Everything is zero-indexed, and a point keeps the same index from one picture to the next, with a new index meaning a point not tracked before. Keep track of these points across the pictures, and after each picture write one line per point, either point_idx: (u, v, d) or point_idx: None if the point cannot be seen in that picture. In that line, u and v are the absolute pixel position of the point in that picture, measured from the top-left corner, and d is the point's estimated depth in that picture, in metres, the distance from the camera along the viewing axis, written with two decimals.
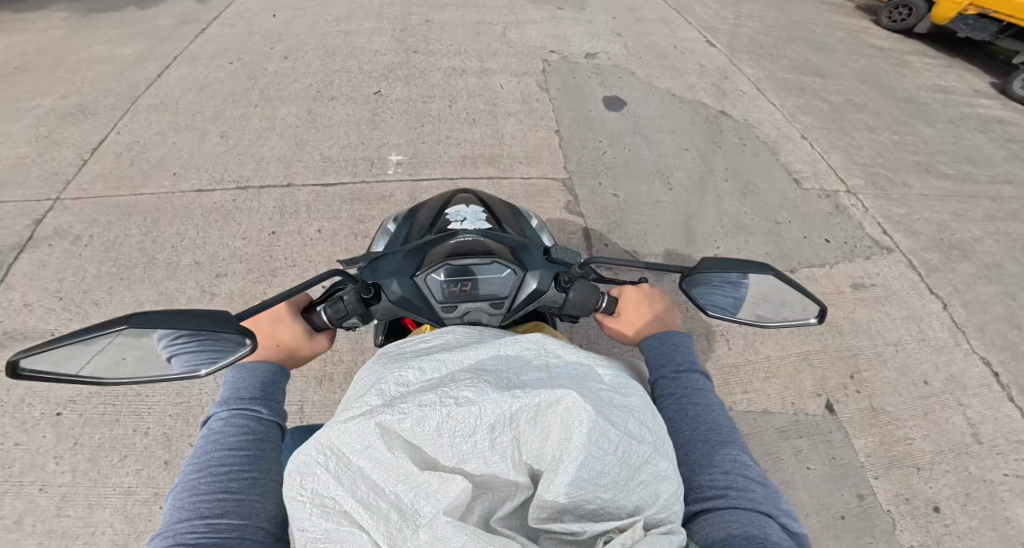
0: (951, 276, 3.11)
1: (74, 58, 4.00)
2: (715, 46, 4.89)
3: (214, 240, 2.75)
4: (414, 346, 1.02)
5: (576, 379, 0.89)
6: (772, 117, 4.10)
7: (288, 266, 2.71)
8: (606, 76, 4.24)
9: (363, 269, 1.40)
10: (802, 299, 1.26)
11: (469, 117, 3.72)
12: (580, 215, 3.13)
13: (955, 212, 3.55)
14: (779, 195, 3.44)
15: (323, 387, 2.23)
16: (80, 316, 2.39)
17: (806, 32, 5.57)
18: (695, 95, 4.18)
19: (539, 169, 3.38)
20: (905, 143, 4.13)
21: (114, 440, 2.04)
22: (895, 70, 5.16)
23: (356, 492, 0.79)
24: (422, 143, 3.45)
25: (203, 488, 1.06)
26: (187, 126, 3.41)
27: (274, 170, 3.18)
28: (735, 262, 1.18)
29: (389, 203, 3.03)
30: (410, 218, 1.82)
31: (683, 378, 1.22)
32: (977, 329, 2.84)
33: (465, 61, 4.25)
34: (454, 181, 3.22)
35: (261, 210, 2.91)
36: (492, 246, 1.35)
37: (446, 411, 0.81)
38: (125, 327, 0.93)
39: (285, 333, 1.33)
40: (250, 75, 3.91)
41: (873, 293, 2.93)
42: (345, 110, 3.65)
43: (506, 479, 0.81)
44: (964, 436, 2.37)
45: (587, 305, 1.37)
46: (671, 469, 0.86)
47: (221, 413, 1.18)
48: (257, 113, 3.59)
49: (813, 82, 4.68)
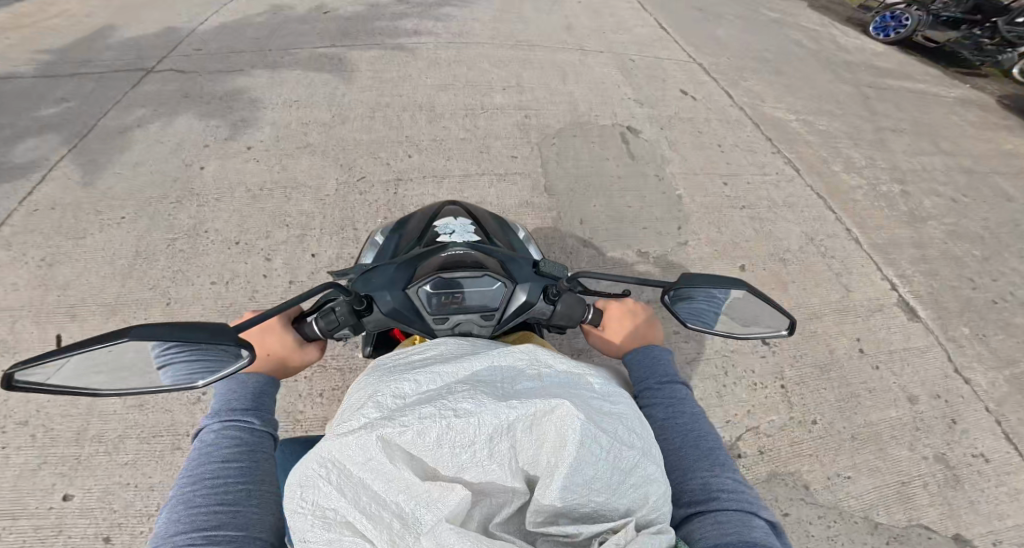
0: (947, 254, 3.08)
1: (40, 35, 3.80)
2: (702, 33, 4.88)
3: (189, 228, 2.61)
4: (408, 359, 1.05)
5: (568, 388, 0.93)
6: (763, 98, 4.07)
7: (268, 246, 2.56)
8: (595, 59, 4.18)
9: (355, 281, 1.42)
10: (773, 313, 1.33)
11: (463, 91, 3.62)
12: (573, 188, 3.05)
13: (949, 193, 3.54)
14: (774, 172, 3.42)
15: (312, 396, 2.22)
16: (50, 312, 2.26)
17: (791, 20, 5.58)
18: (691, 76, 4.15)
19: (532, 147, 3.28)
20: (893, 122, 4.12)
21: (92, 445, 1.95)
22: (880, 57, 5.19)
23: (359, 502, 0.81)
24: (416, 114, 3.34)
25: (199, 500, 1.06)
26: (161, 105, 3.25)
27: (253, 149, 3.03)
28: (712, 278, 1.25)
29: (386, 173, 2.98)
30: (399, 230, 1.85)
31: (667, 389, 1.27)
32: (971, 306, 2.81)
33: (452, 40, 4.14)
34: (443, 161, 3.10)
35: (239, 197, 2.77)
36: (482, 260, 1.39)
37: (446, 422, 0.84)
38: (127, 339, 0.94)
39: (275, 343, 1.33)
40: (227, 51, 3.74)
41: (871, 274, 2.89)
42: (341, 86, 3.58)
43: (504, 485, 0.85)
44: (966, 420, 2.31)
45: (575, 317, 1.42)
46: (658, 471, 0.91)
47: (213, 425, 1.18)
48: (234, 87, 3.42)
49: (802, 69, 4.69)
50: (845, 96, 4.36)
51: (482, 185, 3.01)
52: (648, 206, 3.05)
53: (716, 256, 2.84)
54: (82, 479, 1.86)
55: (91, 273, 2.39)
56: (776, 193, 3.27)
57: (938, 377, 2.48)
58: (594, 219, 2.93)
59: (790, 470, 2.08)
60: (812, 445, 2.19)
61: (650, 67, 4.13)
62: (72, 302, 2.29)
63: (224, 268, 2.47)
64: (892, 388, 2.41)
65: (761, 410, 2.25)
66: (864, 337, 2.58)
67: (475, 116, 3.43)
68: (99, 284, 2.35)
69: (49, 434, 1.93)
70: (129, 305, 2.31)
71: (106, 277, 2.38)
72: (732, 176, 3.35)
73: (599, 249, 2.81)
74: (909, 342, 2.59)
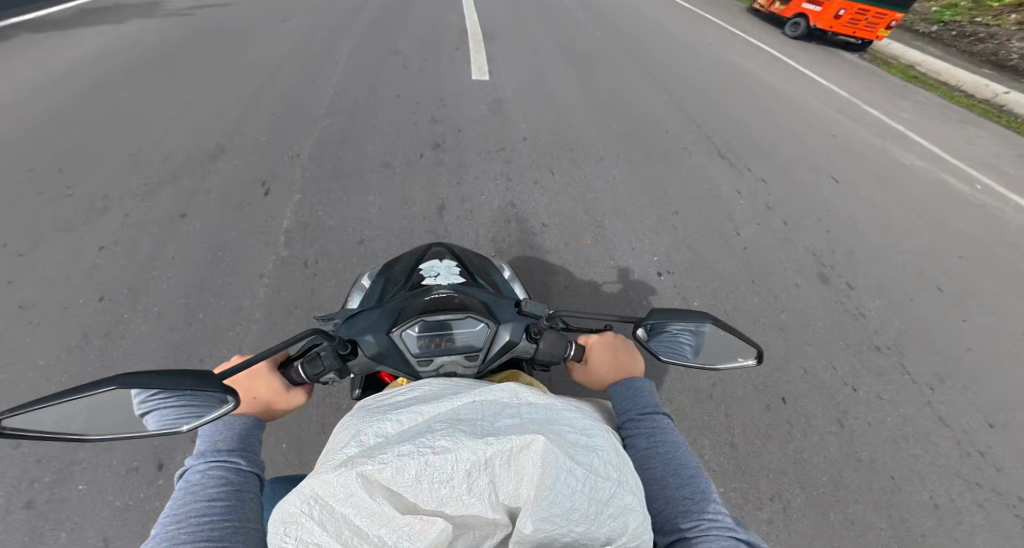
0: (906, 300, 3.35)
1: (80, 93, 4.28)
2: (688, 97, 5.53)
3: (201, 286, 2.87)
4: (391, 398, 1.07)
5: (545, 422, 0.96)
6: (732, 163, 4.46)
7: (279, 311, 2.80)
8: (587, 122, 4.78)
9: (342, 326, 1.47)
10: (739, 344, 1.38)
11: (470, 156, 4.13)
12: (562, 241, 3.43)
13: (905, 236, 3.92)
14: (743, 218, 3.85)
15: (311, 432, 2.23)
16: (69, 358, 2.48)
17: (757, 87, 6.09)
18: (669, 136, 4.76)
19: (524, 203, 3.71)
20: (857, 182, 4.49)
21: (97, 476, 2.08)
22: (845, 114, 5.79)
23: (341, 536, 0.83)
24: (423, 181, 3.81)
25: (183, 538, 1.07)
26: (198, 161, 3.71)
27: (271, 214, 3.37)
28: (681, 311, 1.31)
29: (395, 235, 3.33)
30: (386, 272, 1.90)
31: (648, 420, 1.30)
32: (935, 352, 3.01)
33: (462, 111, 4.71)
34: (439, 230, 3.39)
35: (252, 256, 3.07)
36: (464, 301, 1.44)
37: (423, 458, 0.87)
38: (116, 387, 0.97)
39: (262, 387, 1.34)
40: (241, 130, 4.09)
41: (836, 322, 3.14)
42: (362, 150, 4.04)
43: (485, 519, 0.86)
44: (910, 447, 2.57)
45: (557, 354, 1.45)
46: (635, 500, 0.94)
47: (200, 465, 1.19)
48: (247, 166, 3.74)
49: (771, 121, 5.29)
50: (810, 156, 4.76)
51: (481, 239, 3.36)
52: (627, 254, 3.40)
53: (692, 295, 3.18)
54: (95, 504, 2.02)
55: (110, 322, 2.64)
56: (745, 237, 3.67)
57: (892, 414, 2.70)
58: (581, 262, 3.29)
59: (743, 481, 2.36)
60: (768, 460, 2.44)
61: (633, 132, 4.75)
62: (92, 349, 2.52)
63: (235, 321, 2.72)
64: (862, 434, 2.59)
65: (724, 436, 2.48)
66: (831, 384, 2.79)
67: (476, 177, 3.91)
68: (115, 336, 2.58)
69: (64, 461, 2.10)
70: (139, 356, 2.53)
71: (125, 323, 2.65)
72: (706, 223, 3.75)
73: (586, 289, 3.12)
74: (874, 383, 2.78)
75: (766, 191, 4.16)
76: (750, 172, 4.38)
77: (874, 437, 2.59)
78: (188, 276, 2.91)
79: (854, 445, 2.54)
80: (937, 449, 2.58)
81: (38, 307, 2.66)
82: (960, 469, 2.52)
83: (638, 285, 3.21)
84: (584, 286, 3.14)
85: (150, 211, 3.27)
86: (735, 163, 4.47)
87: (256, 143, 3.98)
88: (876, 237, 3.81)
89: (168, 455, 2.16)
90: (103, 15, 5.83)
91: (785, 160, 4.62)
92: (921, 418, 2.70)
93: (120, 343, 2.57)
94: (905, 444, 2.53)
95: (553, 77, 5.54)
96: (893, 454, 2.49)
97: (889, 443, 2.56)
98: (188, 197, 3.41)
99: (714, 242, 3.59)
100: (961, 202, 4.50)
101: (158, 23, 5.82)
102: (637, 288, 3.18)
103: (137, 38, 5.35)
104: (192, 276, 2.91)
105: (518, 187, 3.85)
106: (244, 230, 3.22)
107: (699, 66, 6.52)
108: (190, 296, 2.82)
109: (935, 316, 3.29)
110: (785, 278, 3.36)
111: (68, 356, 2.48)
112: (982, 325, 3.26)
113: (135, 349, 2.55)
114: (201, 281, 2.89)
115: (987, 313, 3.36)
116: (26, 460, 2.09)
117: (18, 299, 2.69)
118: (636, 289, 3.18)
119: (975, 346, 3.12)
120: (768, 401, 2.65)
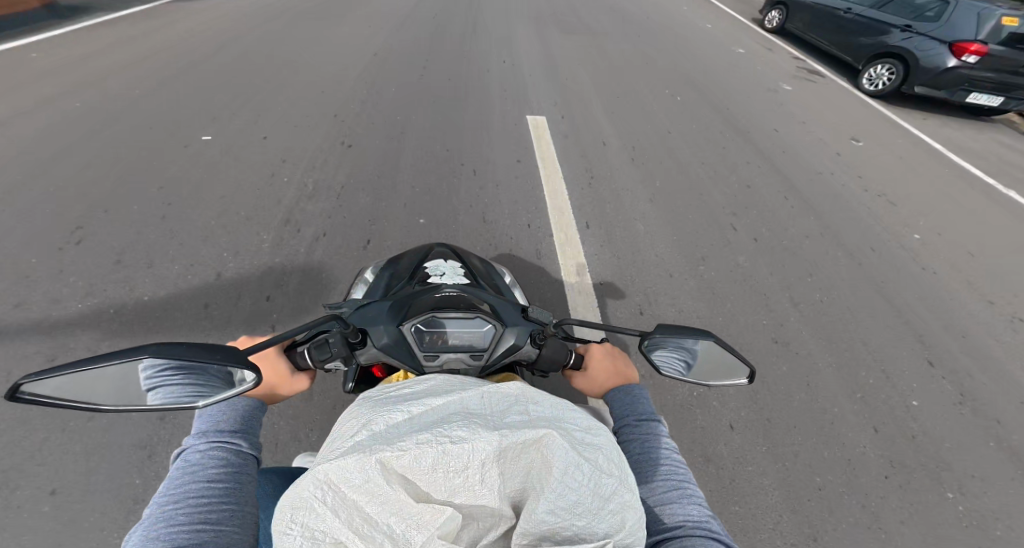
0: (868, 311, 3.53)
1: (100, 98, 4.58)
2: (673, 112, 5.88)
3: (199, 267, 2.93)
4: (401, 391, 1.10)
5: (553, 420, 1.00)
6: (700, 176, 4.70)
7: (272, 297, 2.83)
8: (578, 134, 5.06)
9: (350, 318, 1.50)
10: (735, 366, 1.43)
11: (467, 160, 4.32)
12: (552, 243, 3.56)
13: (868, 248, 4.13)
14: (721, 229, 4.04)
15: (302, 415, 2.26)
16: (65, 325, 2.52)
17: (739, 104, 6.39)
18: (652, 146, 5.04)
19: (518, 207, 3.86)
20: (819, 192, 4.77)
21: (95, 449, 2.18)
22: (820, 130, 6.12)
23: (352, 523, 0.85)
24: (420, 181, 3.94)
25: (179, 519, 1.08)
26: (205, 156, 3.89)
27: (272, 205, 3.48)
28: (684, 329, 1.36)
29: (388, 229, 3.42)
30: (391, 267, 1.94)
31: (643, 425, 1.35)
32: (895, 365, 3.17)
33: (461, 119, 4.99)
34: (429, 228, 3.48)
35: (249, 242, 3.14)
36: (473, 303, 1.48)
37: (441, 447, 0.91)
38: (146, 357, 0.99)
39: (269, 372, 1.37)
40: (233, 135, 4.21)
41: (803, 336, 3.26)
42: (368, 152, 4.23)
43: (492, 511, 0.90)
44: (880, 460, 2.66)
45: (558, 360, 1.50)
46: (633, 499, 0.98)
47: (199, 445, 1.21)
48: (246, 164, 3.85)
49: (751, 137, 5.60)
50: (779, 171, 5.01)
51: (475, 238, 3.49)
52: (614, 257, 3.52)
53: (672, 301, 3.31)
54: (88, 476, 2.09)
55: (109, 296, 2.69)
56: (720, 247, 3.86)
57: (865, 429, 2.80)
58: (571, 265, 3.40)
59: (708, 479, 2.49)
60: (731, 465, 2.56)
61: (619, 142, 5.03)
62: (87, 319, 2.55)
63: (229, 303, 2.75)
64: (835, 450, 2.69)
65: (697, 447, 2.62)
66: (802, 397, 2.91)
67: (472, 181, 4.08)
68: (110, 309, 2.62)
69: (63, 437, 2.20)
70: (132, 329, 2.55)
71: (121, 298, 2.68)
72: (688, 232, 3.95)
73: (578, 290, 3.21)
74: (840, 402, 2.91)
75: (738, 204, 4.39)
76: (726, 185, 4.63)
77: (853, 458, 2.66)
78: (186, 258, 2.98)
79: (824, 460, 2.63)
80: (905, 463, 2.66)
81: (40, 278, 2.74)
82: (930, 472, 2.65)
83: (623, 286, 3.32)
84: (563, 289, 3.20)
85: (157, 197, 3.41)
86: (711, 176, 4.73)
87: (255, 144, 4.12)
88: (838, 249, 4.06)
89: (161, 438, 2.25)
90: (109, 38, 6.11)
91: (758, 174, 4.89)
92: (894, 432, 2.80)
93: (115, 316, 2.60)
94: (870, 458, 2.66)
95: (549, 94, 5.90)
96: (856, 470, 2.60)
97: (864, 459, 2.65)
98: (183, 192, 3.47)
99: (695, 251, 3.76)
100: (930, 216, 4.69)
101: (156, 41, 6.04)
102: (623, 289, 3.29)
103: (135, 58, 5.54)
104: (191, 257, 2.99)
105: (506, 193, 4.00)
106: (246, 220, 3.31)
107: (669, 81, 6.80)
108: (188, 277, 2.87)
109: (894, 323, 3.46)
110: (758, 290, 3.54)
111: (62, 324, 2.51)
112: (939, 335, 3.43)
113: (128, 323, 2.57)
114: (199, 263, 2.96)
115: (951, 328, 3.50)
116: (29, 432, 2.20)
117: (24, 269, 2.77)
118: (621, 290, 3.29)
119: (931, 351, 3.30)
120: (735, 415, 2.79)
